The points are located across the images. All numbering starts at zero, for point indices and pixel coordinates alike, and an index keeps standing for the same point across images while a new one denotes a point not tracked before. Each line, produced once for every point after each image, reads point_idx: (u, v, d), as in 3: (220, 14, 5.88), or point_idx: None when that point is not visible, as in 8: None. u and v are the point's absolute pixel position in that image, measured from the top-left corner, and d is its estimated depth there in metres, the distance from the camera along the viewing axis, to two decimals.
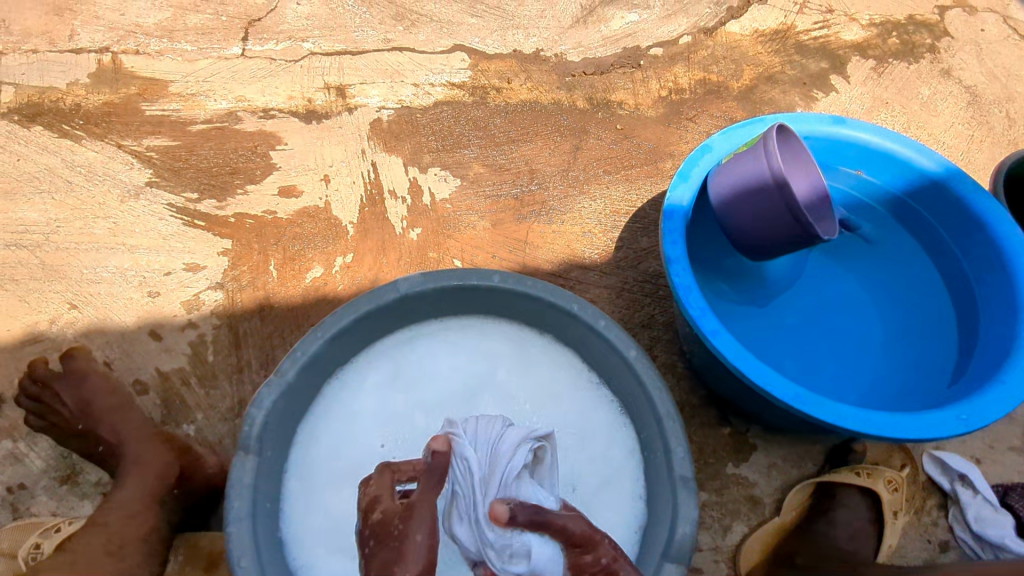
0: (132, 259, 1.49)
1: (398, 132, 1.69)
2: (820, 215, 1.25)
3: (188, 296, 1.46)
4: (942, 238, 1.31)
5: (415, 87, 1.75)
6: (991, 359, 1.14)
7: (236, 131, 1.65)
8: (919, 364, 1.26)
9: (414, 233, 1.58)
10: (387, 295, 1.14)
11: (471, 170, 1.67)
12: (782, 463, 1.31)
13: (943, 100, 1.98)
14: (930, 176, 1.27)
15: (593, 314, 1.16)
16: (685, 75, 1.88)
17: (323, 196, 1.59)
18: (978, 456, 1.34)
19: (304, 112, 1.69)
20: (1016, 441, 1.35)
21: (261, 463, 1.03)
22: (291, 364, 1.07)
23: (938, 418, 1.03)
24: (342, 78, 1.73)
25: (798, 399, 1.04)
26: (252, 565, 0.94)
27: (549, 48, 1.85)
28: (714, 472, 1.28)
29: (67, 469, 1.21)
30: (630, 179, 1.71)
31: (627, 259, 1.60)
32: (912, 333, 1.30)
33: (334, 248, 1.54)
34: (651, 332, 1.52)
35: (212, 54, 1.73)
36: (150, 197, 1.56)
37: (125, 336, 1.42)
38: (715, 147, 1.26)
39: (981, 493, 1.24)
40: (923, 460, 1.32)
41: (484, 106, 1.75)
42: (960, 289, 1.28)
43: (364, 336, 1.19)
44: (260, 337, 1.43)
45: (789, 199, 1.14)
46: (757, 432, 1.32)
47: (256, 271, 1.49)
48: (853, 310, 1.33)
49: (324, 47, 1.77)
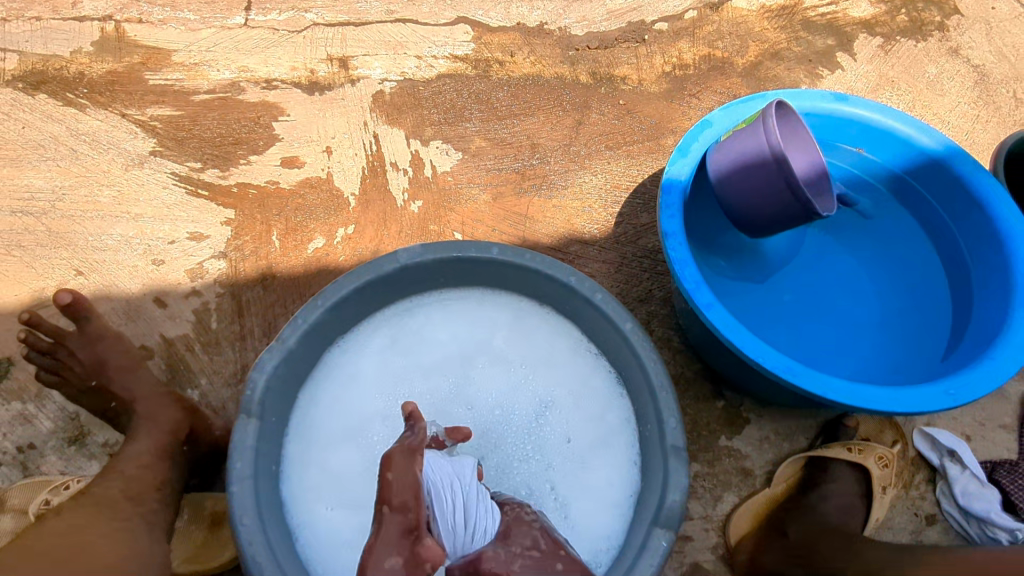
0: (137, 228, 1.51)
1: (401, 105, 1.69)
2: (818, 190, 1.25)
3: (192, 264, 1.47)
4: (940, 216, 1.31)
5: (418, 59, 1.75)
6: (983, 336, 1.15)
7: (239, 102, 1.66)
8: (912, 339, 1.28)
9: (415, 205, 1.59)
10: (387, 265, 1.16)
11: (473, 144, 1.68)
12: (775, 437, 1.33)
13: (950, 79, 1.97)
14: (930, 155, 1.26)
15: (590, 288, 1.18)
16: (690, 51, 1.87)
17: (325, 167, 1.60)
18: (968, 433, 1.36)
19: (307, 84, 1.69)
20: (1007, 419, 1.37)
21: (263, 426, 1.05)
22: (293, 331, 1.10)
23: (926, 393, 1.05)
24: (345, 49, 1.73)
25: (789, 372, 1.06)
26: (253, 523, 0.97)
27: (553, 21, 1.84)
28: (706, 445, 1.30)
29: (75, 430, 1.24)
30: (632, 154, 1.71)
31: (626, 235, 1.60)
32: (907, 310, 1.31)
33: (335, 219, 1.55)
34: (648, 307, 1.51)
35: (215, 23, 1.73)
36: (155, 166, 1.57)
37: (131, 303, 1.43)
38: (716, 123, 1.27)
39: (969, 468, 1.26)
40: (913, 435, 1.34)
41: (487, 79, 1.76)
42: (956, 266, 1.28)
43: (364, 306, 1.21)
44: (262, 307, 1.45)
45: (786, 173, 1.14)
46: (750, 406, 1.34)
47: (259, 241, 1.51)
48: (849, 285, 1.35)
49: (327, 18, 1.76)
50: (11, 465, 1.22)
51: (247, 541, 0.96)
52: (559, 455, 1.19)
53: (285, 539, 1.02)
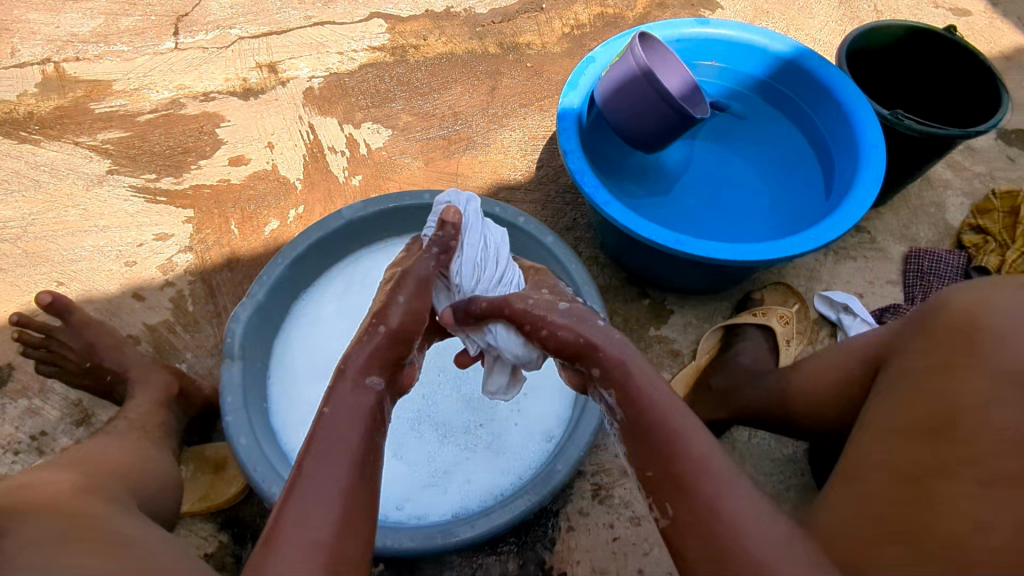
0: (106, 237, 1.65)
1: (330, 96, 1.88)
2: (693, 102, 1.47)
3: (162, 260, 1.62)
4: (802, 109, 1.52)
5: (339, 55, 1.95)
6: (842, 193, 1.35)
7: (181, 116, 1.83)
8: (795, 213, 1.48)
9: (356, 180, 1.76)
10: (334, 222, 1.34)
11: (401, 120, 1.86)
12: (696, 321, 1.55)
13: (817, 4, 2.21)
14: (783, 58, 1.48)
15: (513, 214, 1.38)
16: (584, 12, 2.09)
17: (270, 160, 1.77)
18: (861, 291, 1.60)
19: (242, 91, 1.87)
20: (893, 275, 1.63)
21: (246, 367, 1.21)
22: (260, 287, 1.27)
23: (795, 239, 1.24)
24: (272, 56, 1.93)
25: (681, 244, 1.25)
26: (249, 442, 1.12)
27: (457, 4, 2.06)
28: (638, 335, 1.52)
29: (80, 413, 1.39)
30: (544, 109, 1.91)
31: (547, 176, 1.79)
32: (790, 191, 1.52)
33: (286, 203, 1.72)
34: (575, 233, 1.68)
35: (148, 51, 1.92)
36: (113, 183, 1.72)
37: (111, 301, 1.57)
38: (599, 58, 1.47)
39: (859, 316, 1.49)
40: (814, 300, 1.57)
41: (405, 63, 1.95)
42: (820, 146, 1.50)
43: (319, 262, 1.38)
44: (232, 286, 1.60)
45: (655, 84, 1.34)
46: (671, 300, 1.57)
47: (219, 232, 1.66)
48: (739, 181, 1.56)
49: (251, 31, 1.97)
50: (26, 451, 1.35)
51: (246, 458, 1.11)
52: None
53: (281, 456, 1.17)
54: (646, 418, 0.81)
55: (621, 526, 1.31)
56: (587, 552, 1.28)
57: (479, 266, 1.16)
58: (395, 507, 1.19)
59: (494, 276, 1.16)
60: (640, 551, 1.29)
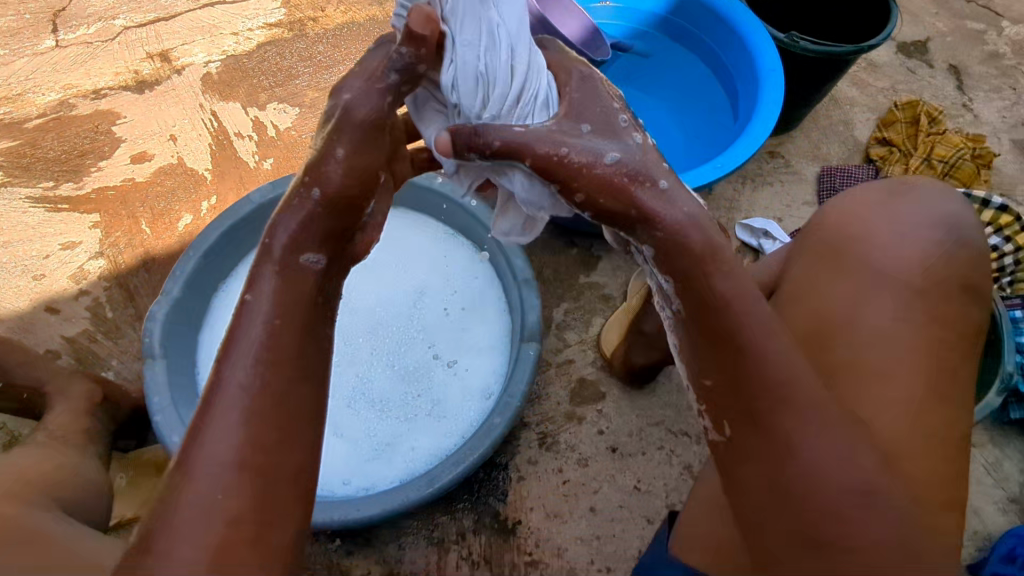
0: (8, 253, 1.57)
1: (230, 80, 1.80)
2: (595, 46, 1.45)
3: (72, 270, 1.55)
4: (702, 41, 1.54)
5: (234, 36, 1.87)
6: (746, 117, 1.37)
7: (72, 117, 1.73)
8: (705, 144, 1.50)
9: (268, 163, 1.70)
10: (244, 207, 1.31)
11: (307, 97, 1.80)
12: (625, 264, 1.57)
13: None
14: None
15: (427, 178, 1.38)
16: None
17: (175, 153, 1.70)
18: (780, 215, 1.65)
19: (135, 84, 1.78)
20: (808, 196, 1.68)
21: (170, 365, 1.19)
22: (175, 282, 1.25)
23: (704, 168, 1.26)
24: (163, 45, 1.84)
25: None
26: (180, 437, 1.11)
27: None
28: (571, 286, 1.54)
29: (5, 436, 1.34)
30: None
31: None
32: (699, 123, 1.54)
33: (197, 195, 1.65)
34: None
35: (27, 52, 1.81)
36: (8, 196, 1.63)
37: (23, 318, 1.50)
38: None
39: (778, 241, 1.54)
40: (735, 230, 1.61)
41: (305, 37, 1.88)
42: (724, 75, 1.52)
43: (236, 251, 1.36)
44: (151, 288, 1.54)
45: (551, 30, 1.32)
46: (599, 247, 1.59)
47: (130, 233, 1.60)
48: (650, 119, 1.57)
49: (137, 20, 1.89)
50: None
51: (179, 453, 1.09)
52: (441, 326, 1.37)
53: None
54: (734, 342, 0.69)
55: (571, 469, 1.35)
56: (539, 498, 1.32)
57: (479, 71, 0.82)
58: (342, 482, 1.20)
59: (504, 83, 0.83)
60: (591, 489, 1.33)
